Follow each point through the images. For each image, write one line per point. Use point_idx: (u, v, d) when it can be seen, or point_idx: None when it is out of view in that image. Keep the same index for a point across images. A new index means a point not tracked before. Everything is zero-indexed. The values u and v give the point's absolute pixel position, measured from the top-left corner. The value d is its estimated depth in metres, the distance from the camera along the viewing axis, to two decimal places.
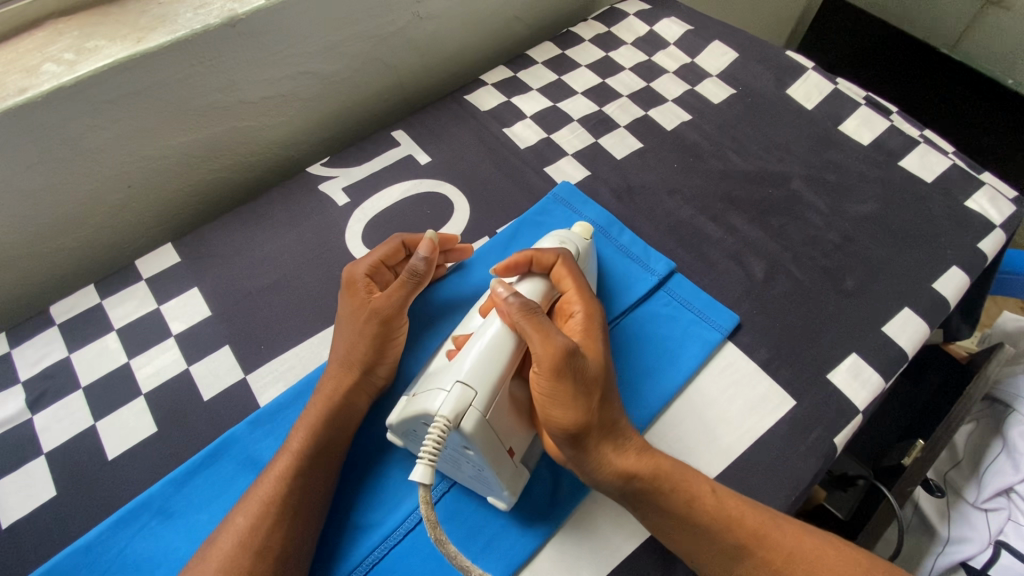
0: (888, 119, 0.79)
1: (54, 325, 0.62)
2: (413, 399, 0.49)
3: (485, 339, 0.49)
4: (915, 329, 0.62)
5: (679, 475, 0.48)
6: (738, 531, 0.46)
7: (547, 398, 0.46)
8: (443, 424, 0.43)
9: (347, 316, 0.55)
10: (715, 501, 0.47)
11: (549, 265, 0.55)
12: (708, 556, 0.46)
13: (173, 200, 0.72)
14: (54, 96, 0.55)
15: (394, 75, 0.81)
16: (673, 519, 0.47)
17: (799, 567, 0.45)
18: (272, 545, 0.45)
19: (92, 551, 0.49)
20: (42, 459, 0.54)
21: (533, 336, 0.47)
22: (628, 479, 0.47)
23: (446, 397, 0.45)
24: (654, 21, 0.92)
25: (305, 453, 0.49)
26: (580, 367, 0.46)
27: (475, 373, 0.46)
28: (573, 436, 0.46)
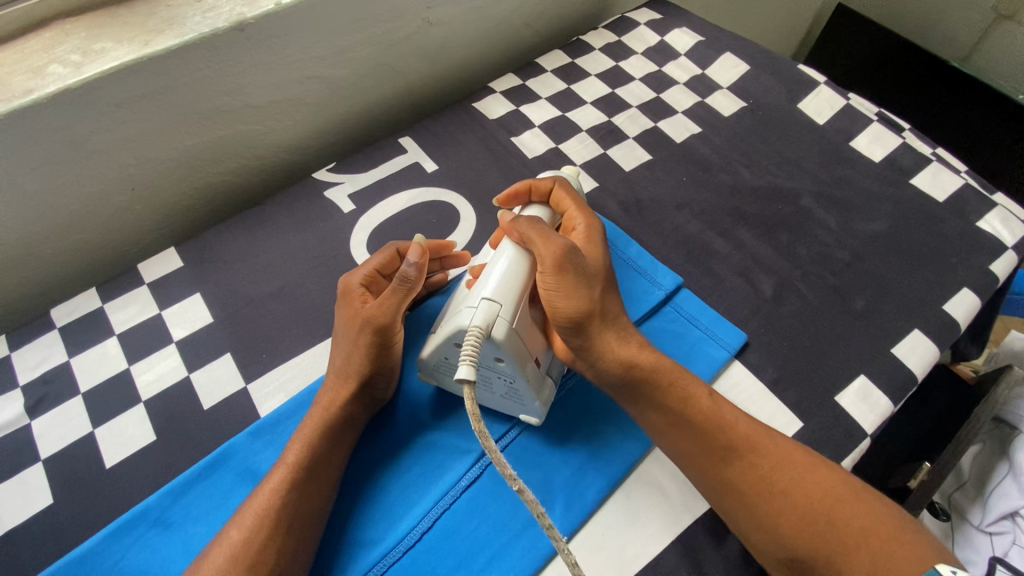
0: (900, 136, 0.78)
1: (55, 328, 0.61)
2: (440, 327, 0.50)
3: (497, 258, 0.51)
4: (924, 351, 0.61)
5: (675, 373, 0.51)
6: (728, 433, 0.48)
7: (551, 291, 0.48)
8: (478, 332, 0.44)
9: (342, 326, 0.54)
10: (708, 400, 0.50)
11: (546, 191, 0.58)
12: (699, 453, 0.48)
13: (178, 204, 0.71)
14: (60, 98, 0.55)
15: (403, 80, 0.80)
16: (670, 413, 0.49)
17: (785, 475, 0.46)
18: (264, 559, 0.44)
19: (87, 562, 0.48)
20: (39, 465, 0.54)
21: (535, 238, 0.49)
22: (627, 369, 0.50)
23: (475, 311, 0.46)
24: (665, 31, 0.91)
25: (301, 465, 0.48)
26: (578, 263, 0.49)
27: (499, 290, 0.48)
28: (577, 325, 0.48)
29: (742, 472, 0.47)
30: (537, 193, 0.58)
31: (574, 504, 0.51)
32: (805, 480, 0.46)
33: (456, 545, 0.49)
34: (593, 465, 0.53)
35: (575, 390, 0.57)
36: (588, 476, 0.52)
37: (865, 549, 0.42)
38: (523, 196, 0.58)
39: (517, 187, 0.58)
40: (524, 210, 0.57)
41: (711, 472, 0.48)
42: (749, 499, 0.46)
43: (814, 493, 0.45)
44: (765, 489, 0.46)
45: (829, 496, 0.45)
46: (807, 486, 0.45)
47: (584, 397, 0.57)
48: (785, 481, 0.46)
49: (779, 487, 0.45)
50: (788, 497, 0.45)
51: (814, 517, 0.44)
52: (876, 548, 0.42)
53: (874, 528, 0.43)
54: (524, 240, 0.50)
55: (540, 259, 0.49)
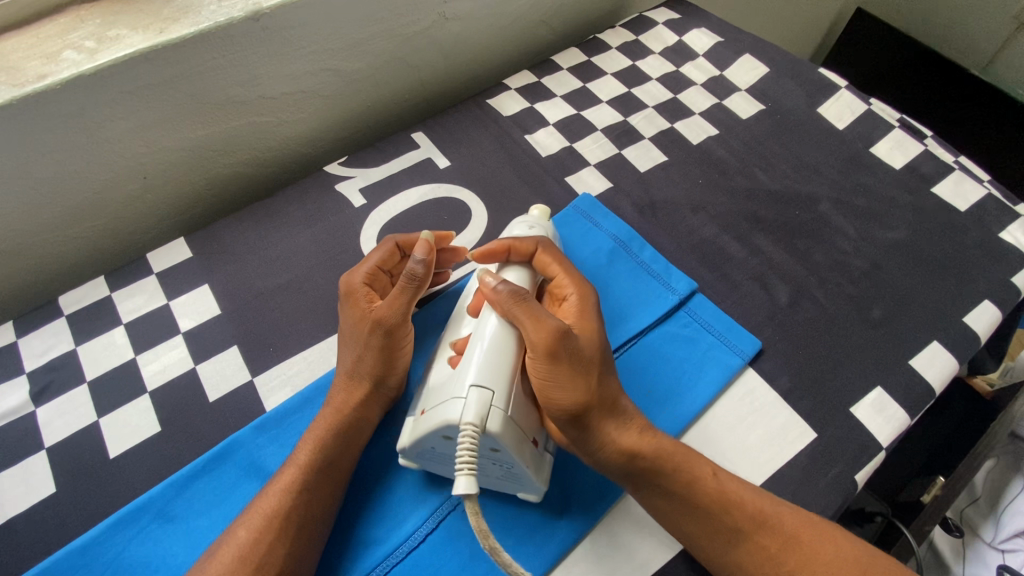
0: (922, 143, 0.77)
1: (63, 316, 0.61)
2: (425, 415, 0.46)
3: (481, 338, 0.47)
4: (943, 364, 0.60)
5: (678, 454, 0.48)
6: (735, 516, 0.46)
7: (546, 383, 0.45)
8: (472, 431, 0.41)
9: (348, 330, 0.53)
10: (715, 483, 0.47)
11: (528, 253, 0.54)
12: (703, 541, 0.46)
13: (189, 193, 0.71)
14: (73, 84, 0.54)
15: (417, 75, 0.79)
16: (676, 499, 0.47)
17: (793, 556, 0.45)
18: (273, 560, 0.43)
19: (88, 553, 0.48)
20: (43, 453, 0.53)
21: (524, 321, 0.45)
22: (634, 455, 0.47)
23: (466, 405, 0.43)
24: (683, 31, 0.90)
25: (312, 465, 0.48)
26: (575, 347, 0.45)
27: (487, 374, 0.45)
28: (575, 416, 0.45)
29: (750, 553, 0.45)
30: (517, 254, 0.54)
31: (583, 512, 0.50)
32: (813, 557, 0.44)
33: (461, 547, 0.49)
34: (603, 472, 0.52)
35: None
36: (597, 484, 0.51)
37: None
38: (501, 257, 0.53)
39: (495, 245, 0.53)
40: (503, 273, 0.53)
41: (714, 558, 0.46)
42: None
43: (822, 575, 0.44)
44: (772, 572, 0.45)
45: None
46: (814, 567, 0.44)
47: None
48: (792, 561, 0.45)
49: (786, 569, 0.44)
50: None
51: None
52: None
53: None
54: (511, 321, 0.46)
55: (531, 347, 0.45)
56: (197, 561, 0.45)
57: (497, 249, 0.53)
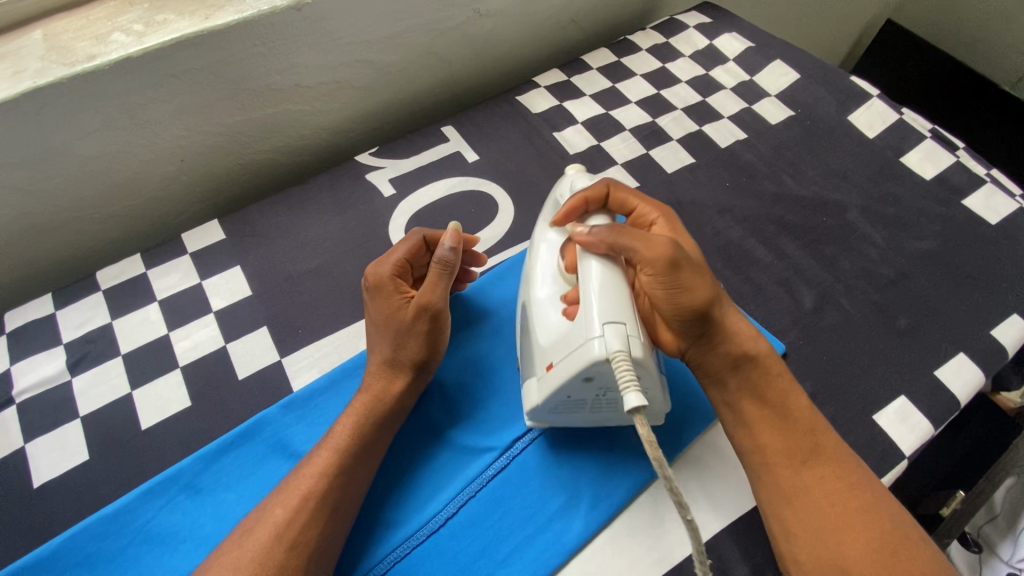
0: (953, 154, 0.76)
1: (99, 290, 0.63)
2: (552, 368, 0.46)
3: (590, 284, 0.45)
4: (969, 376, 0.59)
5: (774, 359, 0.49)
6: (817, 438, 0.47)
7: (668, 291, 0.46)
8: (625, 356, 0.41)
9: (381, 323, 0.53)
10: (805, 404, 0.48)
11: (603, 195, 0.53)
12: (789, 455, 0.46)
13: (223, 177, 0.72)
14: (121, 65, 0.56)
15: (448, 70, 0.80)
16: (776, 404, 0.48)
17: (860, 494, 0.45)
18: (307, 540, 0.44)
19: (119, 519, 0.49)
20: (78, 422, 0.55)
21: (636, 242, 0.46)
22: (743, 352, 0.49)
23: (606, 341, 0.42)
24: (714, 35, 0.90)
25: (347, 450, 0.49)
26: (687, 257, 0.47)
27: (615, 311, 0.43)
28: (704, 313, 0.47)
29: (821, 481, 0.45)
30: (593, 201, 0.52)
31: (605, 500, 0.50)
32: (878, 503, 0.44)
33: (481, 533, 0.49)
34: (625, 465, 0.52)
35: None
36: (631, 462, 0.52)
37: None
38: (579, 208, 0.52)
39: (569, 202, 0.52)
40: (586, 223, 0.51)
41: (791, 477, 0.46)
42: (822, 508, 0.44)
43: (887, 524, 0.43)
44: (838, 503, 0.44)
45: (898, 529, 0.43)
46: (879, 512, 0.44)
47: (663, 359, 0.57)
48: (859, 500, 0.44)
49: (855, 508, 0.44)
50: (860, 515, 0.44)
51: (881, 544, 0.42)
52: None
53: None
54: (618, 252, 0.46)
55: (649, 264, 0.46)
56: (228, 535, 0.46)
57: (577, 203, 0.52)
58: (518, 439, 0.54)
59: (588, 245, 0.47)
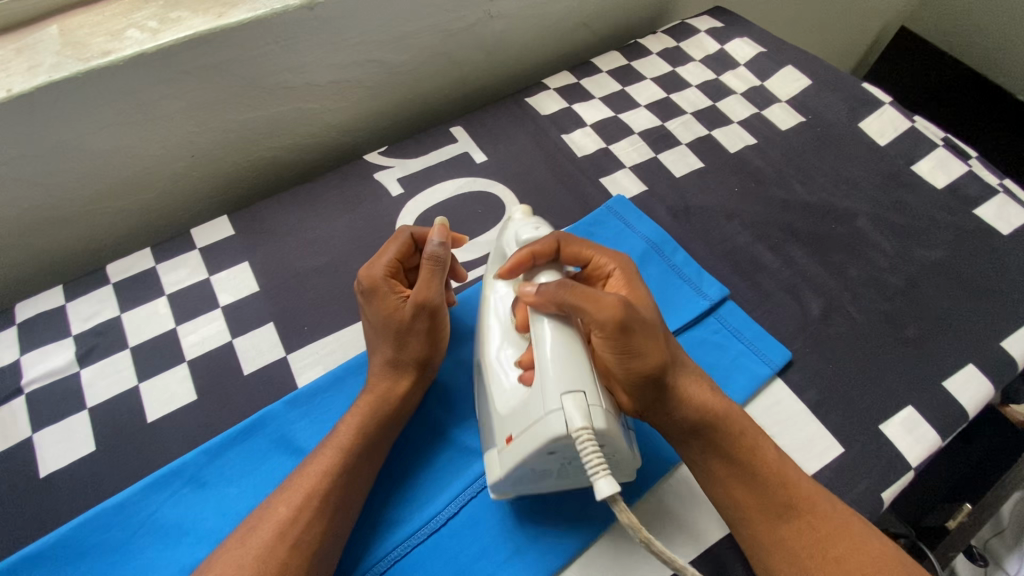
0: (966, 163, 0.75)
1: (109, 284, 0.63)
2: (513, 442, 0.44)
3: (544, 352, 0.44)
4: (978, 388, 0.58)
5: (736, 415, 0.48)
6: (790, 491, 0.46)
7: (620, 354, 0.44)
8: (589, 434, 0.39)
9: (381, 324, 0.53)
10: (774, 455, 0.47)
11: (553, 249, 0.51)
12: (762, 511, 0.46)
13: (232, 174, 0.73)
14: (135, 61, 0.57)
15: (458, 71, 0.81)
16: (741, 463, 0.47)
17: (840, 543, 0.44)
18: (310, 538, 0.45)
19: (124, 510, 0.50)
20: (85, 413, 0.55)
21: (585, 305, 0.43)
22: (701, 412, 0.47)
23: (566, 415, 0.41)
24: (725, 40, 0.90)
25: (351, 450, 0.49)
26: (638, 318, 0.45)
27: (573, 378, 0.42)
28: (657, 378, 0.45)
29: (798, 534, 0.45)
30: (542, 256, 0.50)
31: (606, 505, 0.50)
32: (861, 548, 0.44)
33: (481, 533, 0.49)
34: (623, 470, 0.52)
35: None
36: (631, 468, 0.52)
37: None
38: (528, 263, 0.50)
39: (517, 256, 0.50)
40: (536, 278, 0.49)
41: (767, 532, 0.45)
42: (801, 562, 0.44)
43: (871, 569, 0.43)
44: (817, 555, 0.44)
45: (882, 570, 0.43)
46: (863, 559, 0.43)
47: None
48: (838, 549, 0.44)
49: (835, 558, 0.44)
50: (842, 566, 0.43)
51: None
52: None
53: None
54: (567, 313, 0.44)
55: (598, 326, 0.44)
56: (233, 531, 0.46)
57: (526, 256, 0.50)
58: None
59: (537, 305, 0.46)
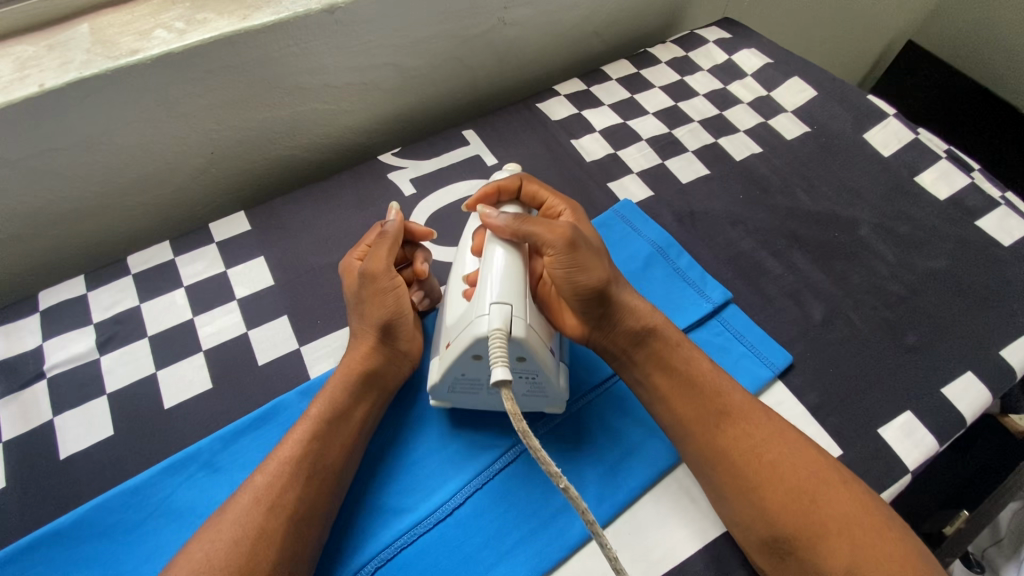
0: (968, 175, 0.76)
1: (129, 274, 0.65)
2: (451, 347, 0.50)
3: (488, 266, 0.50)
4: (976, 395, 0.59)
5: (668, 336, 0.54)
6: (723, 400, 0.51)
7: (567, 271, 0.50)
8: (501, 336, 0.45)
9: (350, 297, 0.56)
10: (707, 369, 0.53)
11: (515, 188, 0.57)
12: (697, 416, 0.50)
13: (250, 171, 0.75)
14: (162, 60, 0.59)
15: (471, 76, 0.83)
16: (678, 375, 0.52)
17: (774, 448, 0.48)
18: (286, 503, 0.46)
19: (140, 492, 0.52)
20: (104, 399, 0.57)
21: (538, 227, 0.49)
22: (642, 325, 0.53)
23: (490, 318, 0.46)
24: (733, 50, 0.91)
25: (323, 418, 0.51)
26: (585, 241, 0.50)
27: (505, 291, 0.48)
28: (600, 294, 0.50)
29: (734, 441, 0.49)
30: (506, 192, 0.57)
31: (606, 501, 0.52)
32: (792, 457, 0.48)
33: (483, 524, 0.51)
34: (616, 466, 0.54)
35: (619, 386, 0.58)
36: (629, 466, 0.53)
37: (843, 540, 0.44)
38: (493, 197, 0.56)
39: (484, 191, 0.56)
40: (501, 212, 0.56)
41: (705, 441, 0.50)
42: (739, 467, 0.48)
43: (799, 472, 0.47)
44: (754, 460, 0.48)
45: (814, 475, 0.47)
46: (796, 464, 0.47)
47: (622, 402, 0.57)
48: (771, 454, 0.48)
49: (771, 460, 0.48)
50: (775, 467, 0.47)
51: (799, 493, 0.46)
52: (851, 543, 0.44)
53: (855, 524, 0.45)
54: (521, 237, 0.50)
55: (547, 245, 0.49)
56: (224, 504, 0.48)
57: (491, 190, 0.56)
58: None
59: (495, 232, 0.51)
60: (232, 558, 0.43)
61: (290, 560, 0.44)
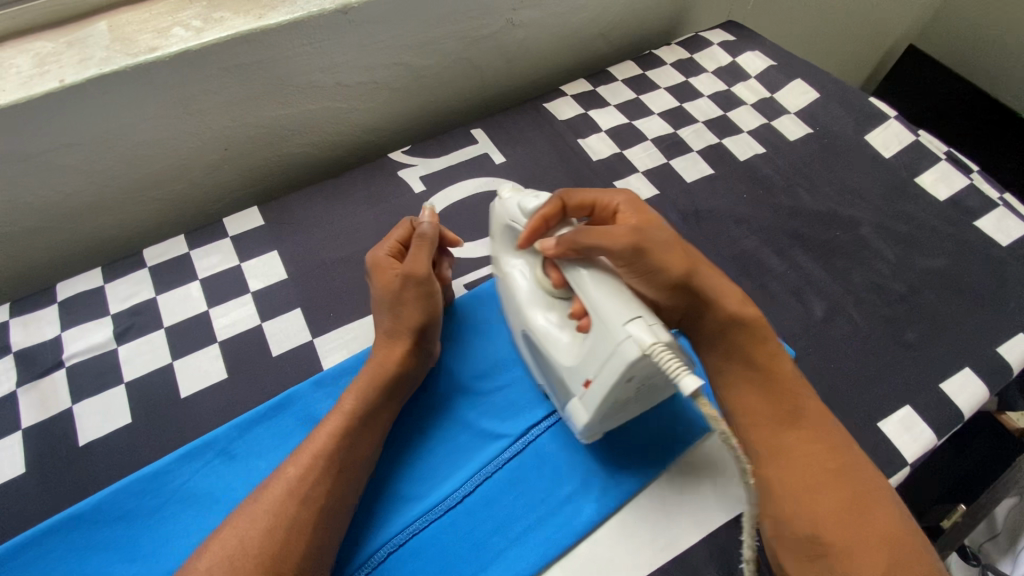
0: (967, 177, 0.78)
1: (145, 267, 0.67)
2: (592, 384, 0.46)
3: (591, 298, 0.45)
4: (973, 391, 0.61)
5: (758, 323, 0.53)
6: (797, 403, 0.51)
7: (642, 276, 0.51)
8: (663, 346, 0.41)
9: (379, 298, 0.55)
10: (790, 369, 0.53)
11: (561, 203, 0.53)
12: (771, 417, 0.51)
13: (262, 167, 0.76)
14: (180, 58, 0.60)
15: (480, 75, 0.84)
16: (759, 369, 0.53)
17: (838, 457, 0.48)
18: (315, 496, 0.47)
19: (159, 478, 0.53)
20: (122, 388, 0.58)
21: (600, 243, 0.48)
22: (725, 314, 0.53)
23: (635, 339, 0.41)
24: (737, 52, 0.93)
25: (355, 415, 0.51)
26: (649, 239, 0.50)
27: (629, 306, 0.43)
28: (678, 284, 0.52)
29: (800, 442, 0.49)
30: (552, 218, 0.52)
31: (614, 491, 0.53)
32: (855, 469, 0.48)
33: (494, 511, 0.52)
34: (626, 459, 0.54)
35: None
36: (634, 457, 0.55)
37: (881, 554, 0.43)
38: (540, 229, 0.52)
39: (529, 225, 0.51)
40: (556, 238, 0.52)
41: (771, 439, 0.50)
42: (796, 465, 0.48)
43: (856, 485, 0.47)
44: (815, 463, 0.48)
45: (867, 489, 0.47)
46: (856, 476, 0.47)
47: None
48: (836, 462, 0.48)
49: (831, 469, 0.48)
50: (835, 474, 0.47)
51: (848, 502, 0.46)
52: (892, 557, 0.43)
53: (900, 543, 0.44)
54: (586, 255, 0.47)
55: (620, 256, 0.49)
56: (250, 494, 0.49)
57: (538, 224, 0.51)
58: (534, 425, 0.56)
59: (558, 257, 0.48)
60: (266, 546, 0.44)
61: (317, 551, 0.46)
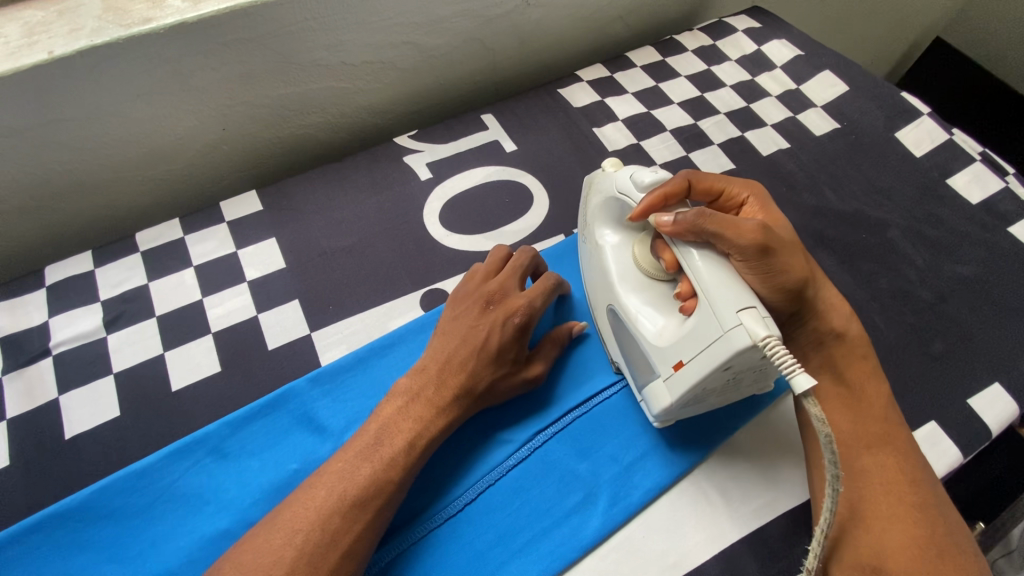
0: (1002, 179, 0.74)
1: (138, 252, 0.64)
2: (684, 367, 0.44)
3: (700, 279, 0.43)
4: (1003, 408, 0.58)
5: (858, 339, 0.52)
6: (881, 426, 0.49)
7: (763, 276, 0.46)
8: (774, 340, 0.38)
9: (501, 360, 0.51)
10: (883, 396, 0.51)
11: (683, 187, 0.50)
12: (851, 437, 0.49)
13: (262, 149, 0.73)
14: (174, 31, 0.57)
15: (491, 58, 0.80)
16: (850, 386, 0.51)
17: (916, 491, 0.46)
18: (359, 548, 0.42)
19: (146, 477, 0.50)
20: (111, 378, 0.56)
21: (727, 231, 0.44)
22: (830, 326, 0.52)
23: (747, 329, 0.39)
24: (763, 40, 0.88)
25: (401, 459, 0.46)
26: (777, 239, 0.46)
27: (738, 295, 0.41)
28: (796, 290, 0.48)
29: (880, 467, 0.47)
30: (673, 197, 0.49)
31: (624, 499, 0.50)
32: (930, 506, 0.45)
33: (496, 521, 0.50)
34: (637, 471, 0.52)
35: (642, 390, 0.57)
36: (642, 467, 0.52)
37: None
38: (659, 204, 0.49)
39: (650, 201, 0.49)
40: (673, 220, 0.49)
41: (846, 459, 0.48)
42: (872, 492, 0.46)
43: (930, 523, 0.44)
44: (891, 493, 0.46)
45: (941, 530, 0.44)
46: (931, 513, 0.45)
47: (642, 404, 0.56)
48: (914, 495, 0.46)
49: (909, 502, 0.45)
50: (910, 506, 0.45)
51: (922, 539, 0.44)
52: None
53: None
54: (708, 237, 0.44)
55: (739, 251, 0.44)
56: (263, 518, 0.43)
57: (657, 200, 0.48)
58: (540, 432, 0.54)
59: (674, 235, 0.45)
60: None
61: None
